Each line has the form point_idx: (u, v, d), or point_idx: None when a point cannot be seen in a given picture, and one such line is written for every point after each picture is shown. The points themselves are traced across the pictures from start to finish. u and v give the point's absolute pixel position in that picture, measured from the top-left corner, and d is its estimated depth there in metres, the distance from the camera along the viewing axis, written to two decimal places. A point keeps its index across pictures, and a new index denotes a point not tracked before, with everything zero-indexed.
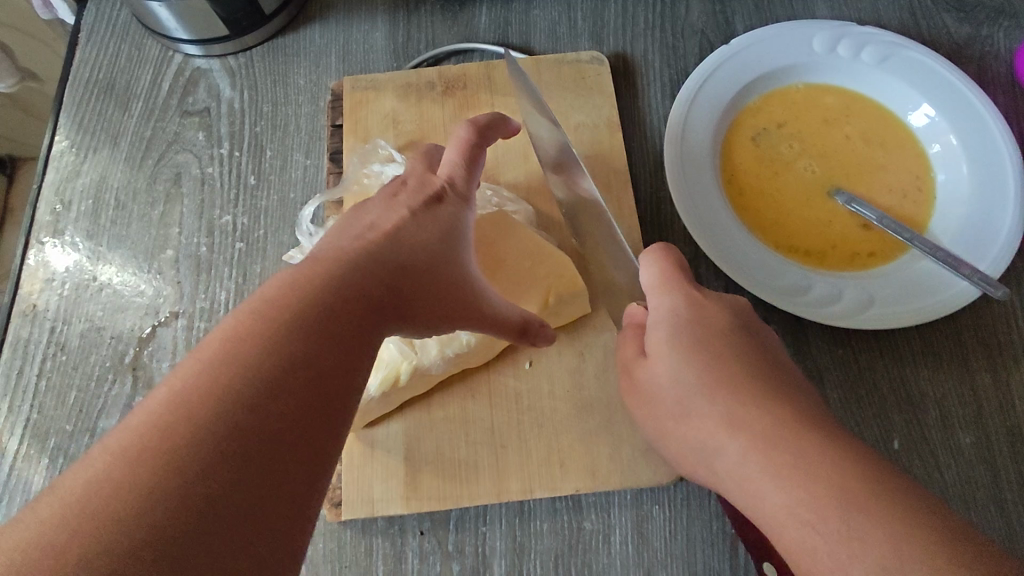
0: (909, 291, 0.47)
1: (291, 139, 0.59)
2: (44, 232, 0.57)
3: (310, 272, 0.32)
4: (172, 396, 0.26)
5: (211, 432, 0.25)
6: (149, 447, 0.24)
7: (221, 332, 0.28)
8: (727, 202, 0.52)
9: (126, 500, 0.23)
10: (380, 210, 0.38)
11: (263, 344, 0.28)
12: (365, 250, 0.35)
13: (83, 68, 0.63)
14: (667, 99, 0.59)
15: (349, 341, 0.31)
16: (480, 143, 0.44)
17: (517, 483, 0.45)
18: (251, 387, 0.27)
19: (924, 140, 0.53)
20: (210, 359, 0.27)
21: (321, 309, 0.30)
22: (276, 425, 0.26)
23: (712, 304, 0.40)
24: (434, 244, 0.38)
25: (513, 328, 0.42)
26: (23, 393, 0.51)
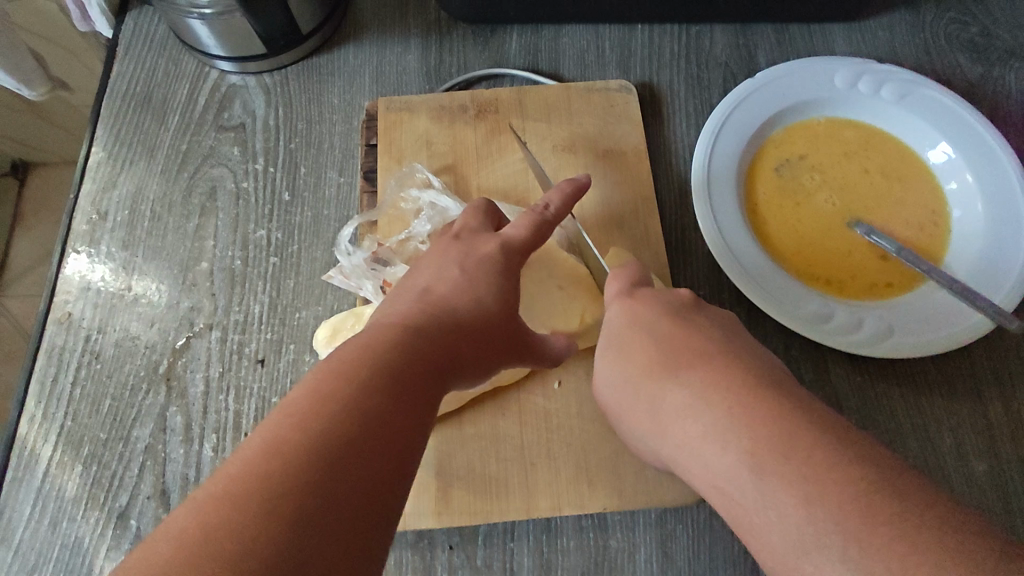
0: (926, 322, 0.49)
1: (325, 156, 0.61)
2: (80, 242, 0.58)
3: (382, 331, 0.36)
4: (274, 429, 0.28)
5: (315, 456, 0.27)
6: (259, 469, 0.26)
7: (314, 377, 0.31)
8: (751, 230, 0.54)
9: (249, 510, 0.24)
10: (432, 272, 0.43)
11: (351, 385, 0.31)
12: (425, 309, 0.39)
13: (121, 82, 0.64)
14: (691, 128, 0.61)
15: (422, 387, 0.34)
16: (552, 219, 0.47)
17: (546, 500, 0.46)
18: (347, 414, 0.29)
19: (941, 176, 0.55)
20: (303, 399, 0.30)
21: (397, 359, 0.34)
22: (368, 453, 0.28)
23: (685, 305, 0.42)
24: (484, 295, 0.42)
25: (553, 357, 0.46)
26: (57, 401, 0.52)
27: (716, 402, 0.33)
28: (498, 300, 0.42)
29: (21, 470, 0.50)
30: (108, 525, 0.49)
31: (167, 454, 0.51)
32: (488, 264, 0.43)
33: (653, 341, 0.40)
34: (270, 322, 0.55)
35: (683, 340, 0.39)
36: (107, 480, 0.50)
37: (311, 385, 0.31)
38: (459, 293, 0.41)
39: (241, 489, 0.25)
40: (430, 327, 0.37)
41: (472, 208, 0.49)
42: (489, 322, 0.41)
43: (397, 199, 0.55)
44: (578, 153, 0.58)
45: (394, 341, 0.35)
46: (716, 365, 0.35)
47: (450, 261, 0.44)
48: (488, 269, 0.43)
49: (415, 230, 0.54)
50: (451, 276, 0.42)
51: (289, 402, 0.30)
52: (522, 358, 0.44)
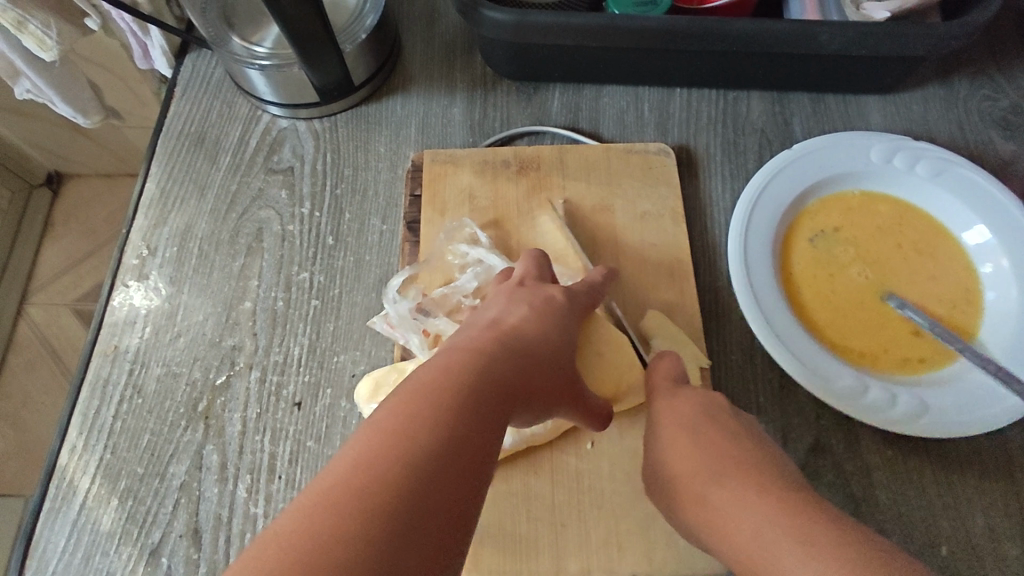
0: (961, 402, 0.49)
1: (370, 203, 0.62)
2: (129, 275, 0.60)
3: (459, 355, 0.37)
4: (361, 449, 0.30)
5: (401, 480, 0.29)
6: (349, 492, 0.28)
7: (398, 398, 0.33)
8: (786, 299, 0.55)
9: (341, 530, 0.27)
10: (500, 307, 0.45)
11: (432, 409, 0.32)
12: (495, 338, 0.40)
13: (177, 121, 0.67)
14: (727, 193, 0.62)
15: (496, 411, 0.35)
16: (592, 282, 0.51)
17: (576, 562, 0.47)
18: (429, 438, 0.31)
19: (976, 256, 0.56)
20: (389, 420, 0.32)
21: (473, 384, 0.35)
22: (447, 477, 0.30)
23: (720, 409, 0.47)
24: (549, 332, 0.43)
25: (600, 415, 0.46)
26: (98, 433, 0.54)
27: (771, 514, 0.38)
28: (562, 336, 0.44)
29: (60, 501, 0.51)
30: (141, 561, 0.49)
31: (201, 493, 0.51)
32: (555, 306, 0.46)
33: (700, 443, 0.44)
34: (309, 365, 0.56)
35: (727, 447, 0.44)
36: (142, 515, 0.51)
37: (394, 407, 0.33)
38: (530, 326, 0.43)
39: (334, 508, 0.27)
40: (505, 355, 0.38)
41: (529, 258, 0.51)
42: (550, 362, 0.42)
43: (445, 251, 0.57)
44: (617, 214, 0.59)
45: (470, 367, 0.36)
46: (769, 483, 0.40)
47: (520, 299, 0.46)
48: (552, 309, 0.45)
49: (461, 284, 0.54)
50: (519, 309, 0.44)
51: (375, 421, 0.32)
52: (576, 408, 0.45)
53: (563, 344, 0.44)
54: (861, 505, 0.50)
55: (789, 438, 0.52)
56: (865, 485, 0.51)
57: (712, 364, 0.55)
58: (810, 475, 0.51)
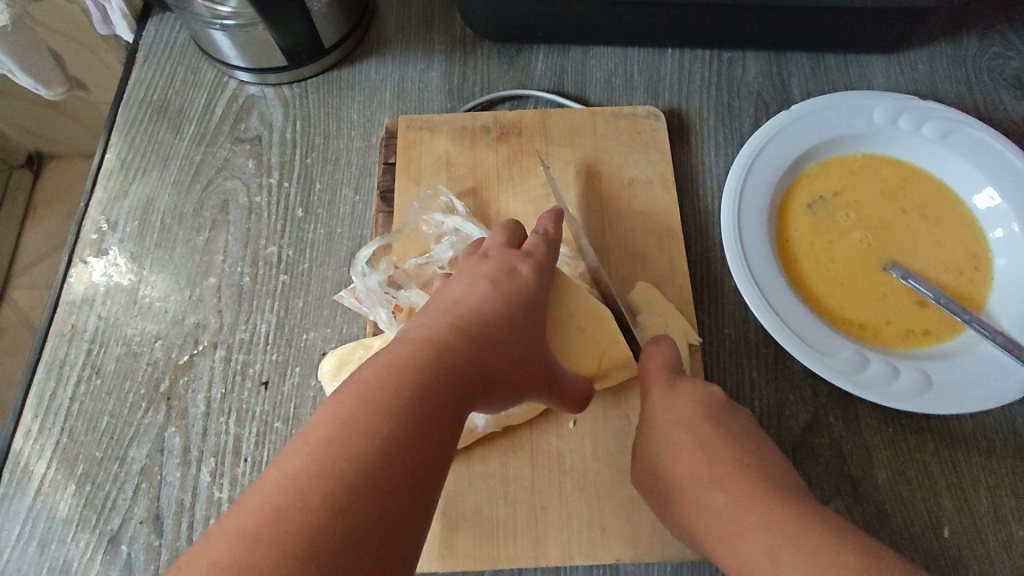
0: (969, 376, 0.46)
1: (342, 173, 0.59)
2: (88, 250, 0.57)
3: (406, 352, 0.35)
4: (295, 461, 0.29)
5: (330, 496, 0.28)
6: (278, 508, 0.27)
7: (336, 404, 0.32)
8: (781, 269, 0.51)
9: (264, 552, 0.26)
10: (462, 288, 0.42)
11: (371, 414, 0.31)
12: (451, 326, 0.38)
13: (139, 89, 0.63)
14: (721, 158, 0.59)
15: (445, 410, 0.33)
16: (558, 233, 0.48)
17: (557, 548, 0.44)
18: (366, 447, 0.30)
19: (985, 222, 0.52)
20: (325, 428, 0.31)
21: (421, 382, 0.33)
22: (385, 485, 0.29)
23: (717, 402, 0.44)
24: (513, 313, 0.41)
25: (577, 397, 0.44)
26: (54, 415, 0.51)
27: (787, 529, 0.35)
28: (527, 315, 0.42)
29: (14, 487, 0.49)
30: (98, 549, 0.47)
31: (163, 477, 0.49)
32: (521, 279, 0.43)
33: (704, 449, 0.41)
34: (277, 343, 0.53)
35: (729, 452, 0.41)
36: (100, 501, 0.48)
37: (334, 413, 0.31)
38: (488, 308, 0.40)
39: (260, 529, 0.26)
40: (459, 346, 0.37)
41: (502, 225, 0.48)
42: (516, 347, 0.40)
43: (419, 221, 0.53)
44: (603, 181, 0.56)
45: (418, 363, 0.34)
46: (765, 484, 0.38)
47: (483, 275, 0.43)
48: (518, 287, 0.43)
49: (435, 255, 0.52)
50: (480, 288, 0.42)
51: (309, 431, 0.31)
52: (549, 392, 0.42)
53: (527, 324, 0.41)
54: (859, 487, 0.47)
55: (783, 416, 0.49)
56: (863, 464, 0.48)
57: (703, 339, 0.51)
58: (805, 455, 0.48)
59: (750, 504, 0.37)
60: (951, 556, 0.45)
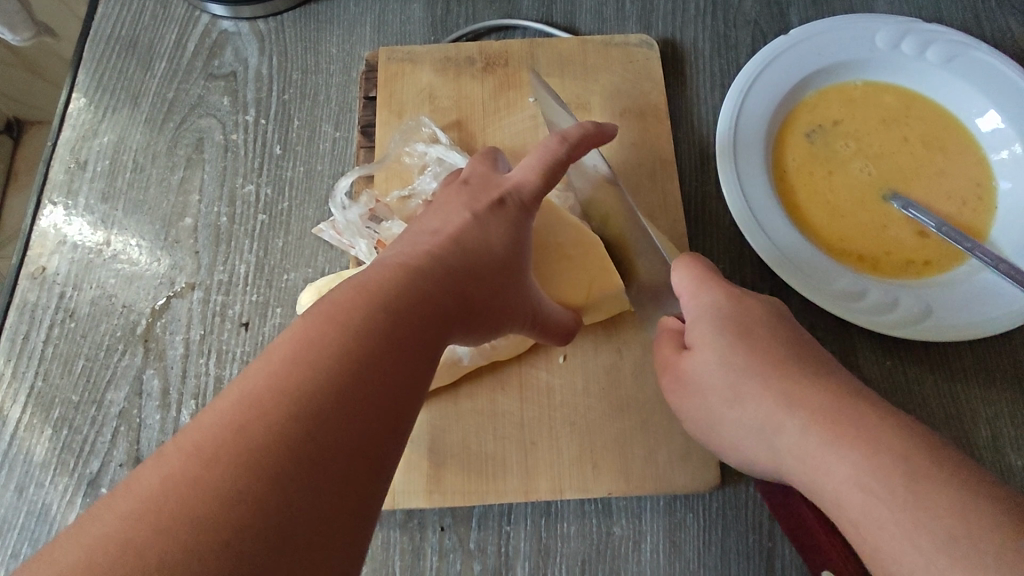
0: (970, 306, 0.45)
1: (321, 109, 0.56)
2: (57, 192, 0.54)
3: (383, 275, 0.33)
4: (257, 377, 0.26)
5: (296, 415, 0.25)
6: (237, 426, 0.24)
7: (304, 320, 0.29)
8: (778, 200, 0.49)
9: (221, 473, 0.23)
10: (444, 215, 0.40)
11: (342, 332, 0.28)
12: (431, 252, 0.36)
13: (106, 24, 0.60)
14: (716, 90, 0.56)
15: (421, 335, 0.31)
16: (567, 157, 0.43)
17: (547, 483, 0.43)
18: (336, 365, 0.27)
19: (990, 148, 0.50)
20: (291, 346, 0.28)
21: (398, 304, 0.31)
22: (358, 405, 0.27)
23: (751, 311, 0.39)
24: (495, 242, 0.39)
25: (560, 331, 0.43)
26: (28, 359, 0.49)
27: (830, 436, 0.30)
28: (509, 243, 0.40)
29: None
30: (78, 493, 0.46)
31: (142, 420, 0.47)
32: (507, 207, 0.41)
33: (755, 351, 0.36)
34: (256, 283, 0.51)
35: (790, 355, 0.36)
36: (78, 445, 0.47)
37: (300, 330, 0.28)
38: (466, 236, 0.38)
39: (217, 447, 0.24)
40: (436, 272, 0.34)
41: (482, 153, 0.46)
42: (499, 276, 0.38)
43: (401, 153, 0.51)
44: (593, 112, 0.54)
45: (393, 286, 0.32)
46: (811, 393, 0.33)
47: (459, 203, 0.41)
48: (502, 215, 0.40)
49: (419, 187, 0.50)
50: (460, 216, 0.40)
51: (274, 349, 0.28)
52: (532, 324, 0.41)
53: (508, 254, 0.39)
54: None
55: None
56: None
57: None
58: None
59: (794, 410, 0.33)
60: None
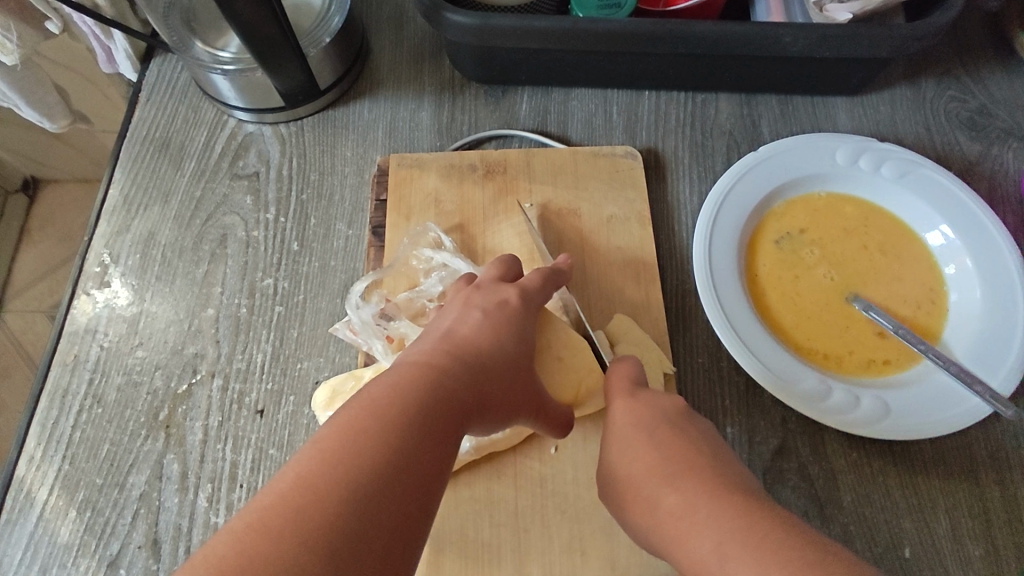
0: (925, 403, 0.49)
1: (335, 208, 0.62)
2: (90, 283, 0.59)
3: (411, 372, 0.37)
4: (309, 462, 0.31)
5: (346, 496, 0.29)
6: (296, 505, 0.29)
7: (347, 412, 0.34)
8: (750, 301, 0.54)
9: (284, 546, 0.27)
10: (458, 315, 0.45)
11: (382, 426, 0.33)
12: (449, 349, 0.41)
13: (141, 127, 0.66)
14: (695, 195, 0.62)
15: (445, 426, 0.35)
16: (552, 272, 0.51)
17: (538, 569, 0.46)
18: (377, 454, 0.31)
19: (940, 257, 0.56)
20: (337, 435, 0.32)
21: (426, 398, 0.36)
22: (395, 491, 0.31)
23: (667, 402, 0.45)
24: (504, 338, 0.44)
25: (559, 424, 0.46)
26: (56, 443, 0.53)
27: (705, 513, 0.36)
28: (517, 343, 0.44)
29: (16, 513, 0.50)
30: (99, 573, 0.49)
31: (161, 503, 0.51)
32: (510, 311, 0.46)
33: (654, 443, 0.41)
34: (272, 372, 0.55)
35: (686, 441, 0.41)
36: (100, 527, 0.50)
37: (343, 421, 0.33)
38: (483, 336, 0.43)
39: (279, 522, 0.28)
40: (458, 369, 0.39)
41: (498, 259, 0.51)
42: (508, 370, 0.42)
43: (409, 256, 0.56)
44: (583, 217, 0.59)
45: (421, 384, 0.36)
46: (701, 475, 0.38)
47: (475, 304, 0.46)
48: (508, 316, 0.45)
49: (425, 288, 0.55)
50: (474, 316, 0.45)
51: (320, 437, 0.32)
52: (536, 416, 0.45)
53: (518, 356, 0.44)
54: (824, 509, 0.50)
55: (754, 442, 0.52)
56: (829, 487, 0.51)
57: (678, 367, 0.54)
58: (775, 479, 0.51)
59: (687, 491, 0.38)
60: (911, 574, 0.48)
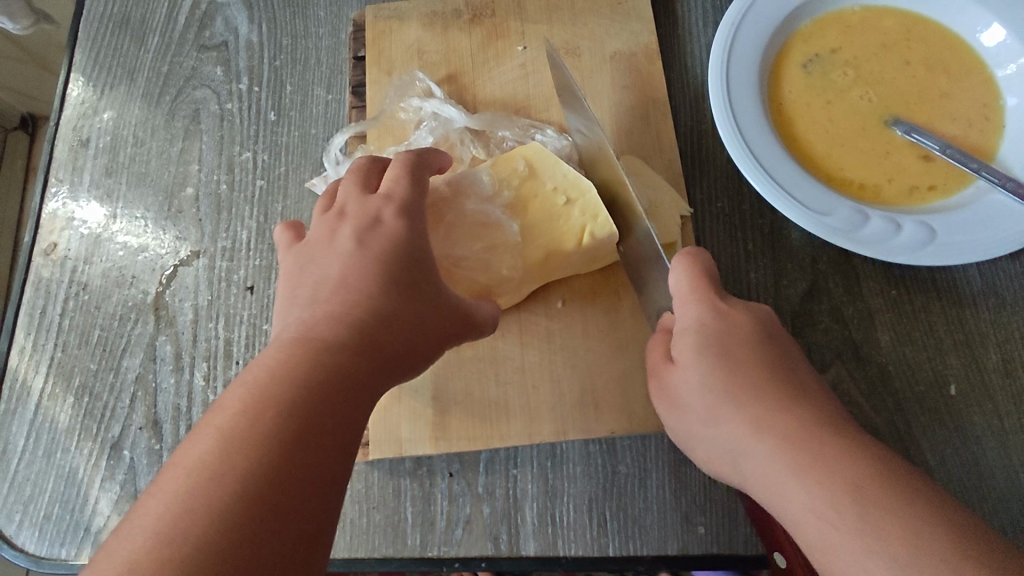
0: (977, 228, 0.44)
1: (312, 73, 0.57)
2: (62, 170, 0.56)
3: (336, 298, 0.35)
4: (214, 432, 0.28)
5: (264, 445, 0.27)
6: (212, 465, 0.27)
7: (263, 358, 0.31)
8: (775, 132, 0.48)
9: (204, 509, 0.25)
10: (326, 259, 0.37)
11: (243, 452, 0.27)
12: (352, 273, 0.36)
13: (97, 2, 0.60)
14: (710, 26, 0.55)
15: (375, 351, 0.33)
16: (420, 161, 0.41)
17: (551, 425, 0.44)
18: (295, 391, 0.30)
19: (996, 66, 0.48)
20: (253, 383, 0.30)
21: (351, 323, 0.33)
22: (318, 427, 0.29)
23: (739, 314, 0.36)
24: (389, 264, 0.36)
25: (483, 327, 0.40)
26: (47, 331, 0.51)
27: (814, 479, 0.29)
28: (402, 263, 0.37)
29: (15, 402, 0.49)
30: (102, 455, 0.48)
31: (158, 384, 0.49)
32: (383, 231, 0.38)
33: (742, 380, 0.34)
34: (259, 248, 0.52)
35: (773, 384, 0.33)
36: (100, 411, 0.49)
37: (238, 403, 0.29)
38: (355, 280, 0.35)
39: (196, 487, 0.26)
40: (345, 341, 0.33)
41: (355, 167, 0.42)
42: (398, 302, 0.35)
43: (396, 109, 0.51)
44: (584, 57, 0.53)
45: (296, 374, 0.30)
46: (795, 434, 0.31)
47: (342, 237, 0.38)
48: (384, 245, 0.37)
49: (415, 142, 0.50)
50: (344, 252, 0.37)
51: (234, 391, 0.30)
52: (455, 335, 0.38)
53: (401, 270, 0.36)
54: (860, 350, 0.46)
55: (781, 285, 0.48)
56: (865, 327, 0.46)
57: (694, 212, 0.49)
58: (805, 322, 0.47)
59: (798, 450, 0.30)
60: (957, 412, 0.44)
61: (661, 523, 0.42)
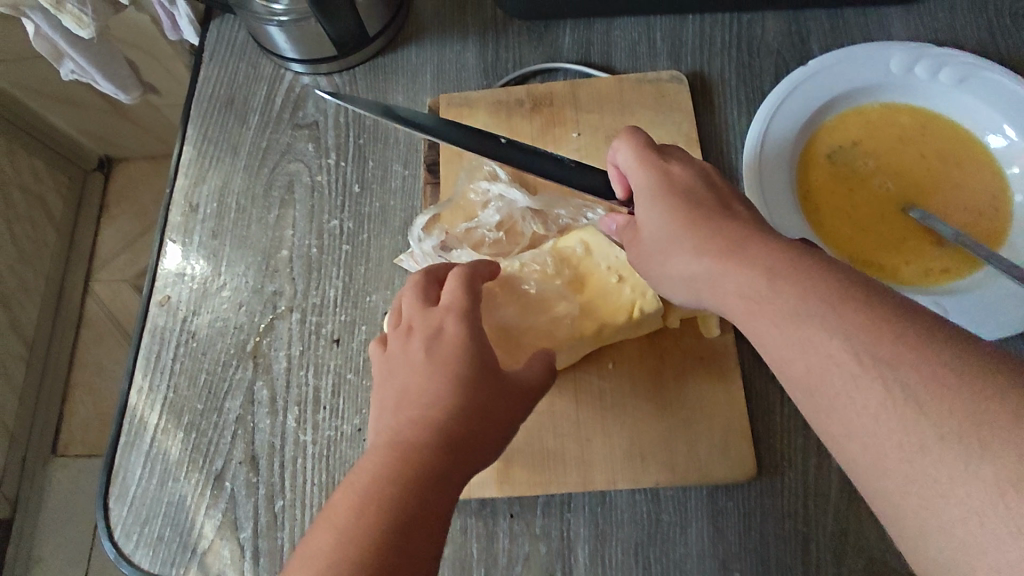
0: (986, 310, 0.50)
1: (391, 150, 0.65)
2: (175, 232, 0.64)
3: (418, 399, 0.39)
4: (330, 529, 0.34)
5: (368, 541, 0.33)
6: (327, 560, 0.32)
7: (365, 461, 0.37)
8: (803, 217, 0.55)
9: None
10: (403, 371, 0.41)
11: (352, 546, 0.33)
12: (427, 376, 0.40)
13: (207, 85, 0.70)
14: (744, 117, 0.62)
15: (455, 447, 0.37)
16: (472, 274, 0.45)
17: (602, 474, 0.50)
18: (391, 491, 0.35)
19: (1003, 161, 0.54)
20: (359, 484, 0.35)
21: (433, 421, 0.38)
22: (412, 521, 0.34)
23: (679, 171, 0.45)
24: (458, 366, 0.40)
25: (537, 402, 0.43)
26: (160, 373, 0.59)
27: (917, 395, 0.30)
28: (470, 365, 0.40)
29: (132, 435, 0.57)
30: (207, 485, 0.55)
31: (255, 424, 0.56)
32: (447, 339, 0.41)
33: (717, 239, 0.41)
34: (344, 306, 0.59)
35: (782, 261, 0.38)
36: (205, 445, 0.56)
37: (347, 501, 0.35)
38: (430, 385, 0.39)
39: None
40: (429, 439, 0.37)
41: (417, 285, 0.46)
42: (473, 400, 0.39)
43: (467, 190, 0.59)
44: None
45: (384, 477, 0.35)
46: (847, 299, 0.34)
47: (413, 349, 0.42)
48: (453, 351, 0.40)
49: (483, 220, 0.57)
50: (417, 362, 0.41)
51: (345, 490, 0.36)
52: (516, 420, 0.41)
53: (469, 370, 0.40)
54: None
55: None
56: None
57: None
58: None
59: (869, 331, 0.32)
60: None
61: (700, 566, 0.48)
